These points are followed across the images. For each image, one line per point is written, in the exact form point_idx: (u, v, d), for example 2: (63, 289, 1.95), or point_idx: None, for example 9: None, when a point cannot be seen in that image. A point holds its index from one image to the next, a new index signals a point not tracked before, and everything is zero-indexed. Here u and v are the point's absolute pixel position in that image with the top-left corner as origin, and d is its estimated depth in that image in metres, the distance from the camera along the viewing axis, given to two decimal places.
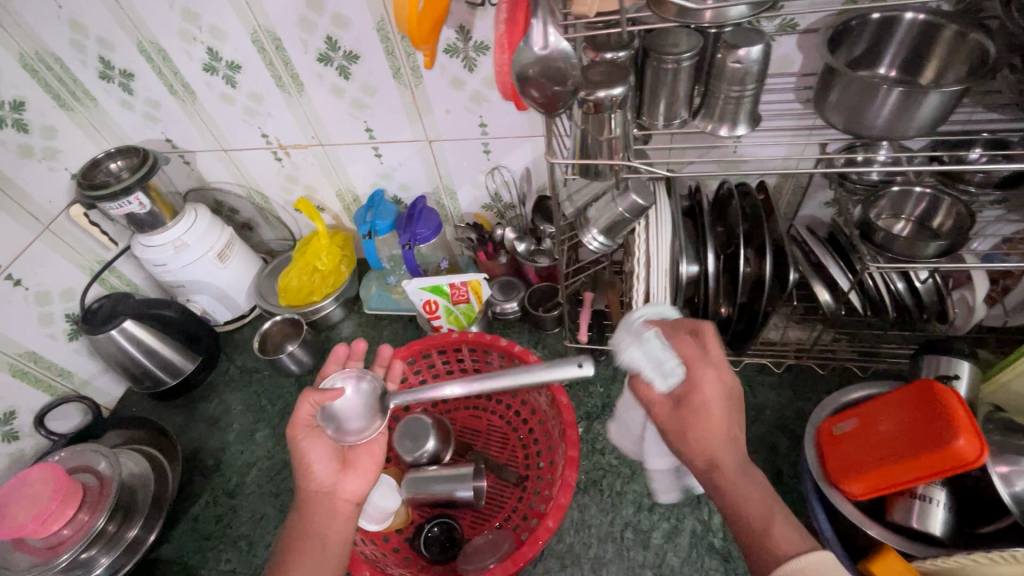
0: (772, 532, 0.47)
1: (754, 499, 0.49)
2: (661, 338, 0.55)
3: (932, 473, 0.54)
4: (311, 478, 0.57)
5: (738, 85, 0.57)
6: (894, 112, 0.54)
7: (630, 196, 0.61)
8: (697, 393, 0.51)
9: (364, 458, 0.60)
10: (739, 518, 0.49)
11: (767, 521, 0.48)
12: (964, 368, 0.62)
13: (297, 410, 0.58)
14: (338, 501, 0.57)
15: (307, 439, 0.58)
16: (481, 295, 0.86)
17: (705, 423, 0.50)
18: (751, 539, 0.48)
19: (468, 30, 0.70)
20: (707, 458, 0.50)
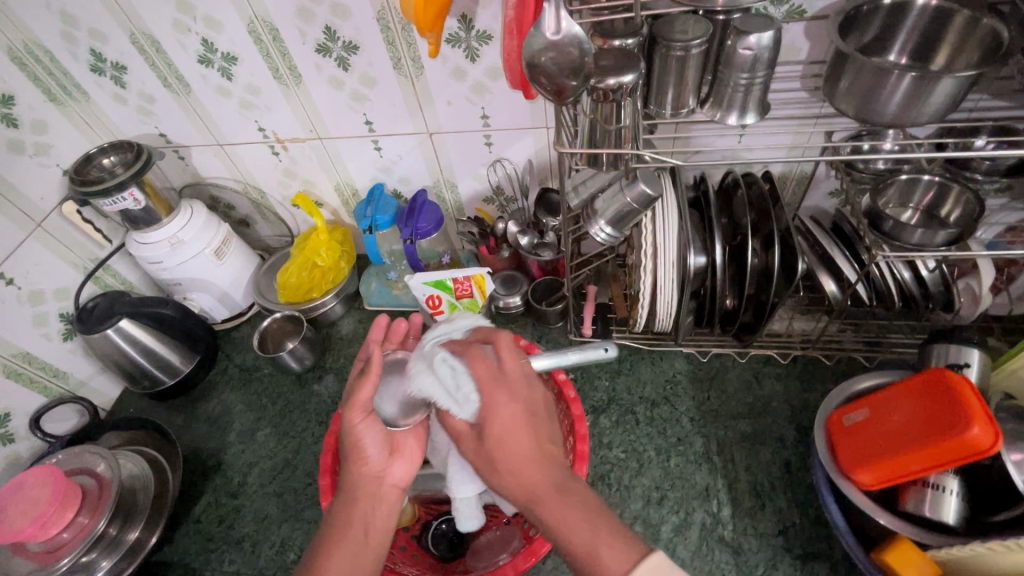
0: (600, 556, 0.43)
1: (574, 519, 0.46)
2: (451, 360, 0.55)
3: (944, 462, 0.54)
4: (361, 464, 0.56)
5: (748, 72, 0.56)
6: (905, 99, 0.53)
7: (639, 185, 0.60)
8: (496, 417, 0.51)
9: (410, 444, 0.60)
10: (564, 545, 0.45)
11: (591, 542, 0.44)
12: (974, 356, 0.62)
13: (357, 391, 0.56)
14: (386, 487, 0.57)
15: (363, 423, 0.56)
16: (484, 290, 0.86)
17: (507, 445, 0.50)
18: (581, 568, 0.43)
19: (470, 18, 0.69)
20: (523, 488, 0.48)
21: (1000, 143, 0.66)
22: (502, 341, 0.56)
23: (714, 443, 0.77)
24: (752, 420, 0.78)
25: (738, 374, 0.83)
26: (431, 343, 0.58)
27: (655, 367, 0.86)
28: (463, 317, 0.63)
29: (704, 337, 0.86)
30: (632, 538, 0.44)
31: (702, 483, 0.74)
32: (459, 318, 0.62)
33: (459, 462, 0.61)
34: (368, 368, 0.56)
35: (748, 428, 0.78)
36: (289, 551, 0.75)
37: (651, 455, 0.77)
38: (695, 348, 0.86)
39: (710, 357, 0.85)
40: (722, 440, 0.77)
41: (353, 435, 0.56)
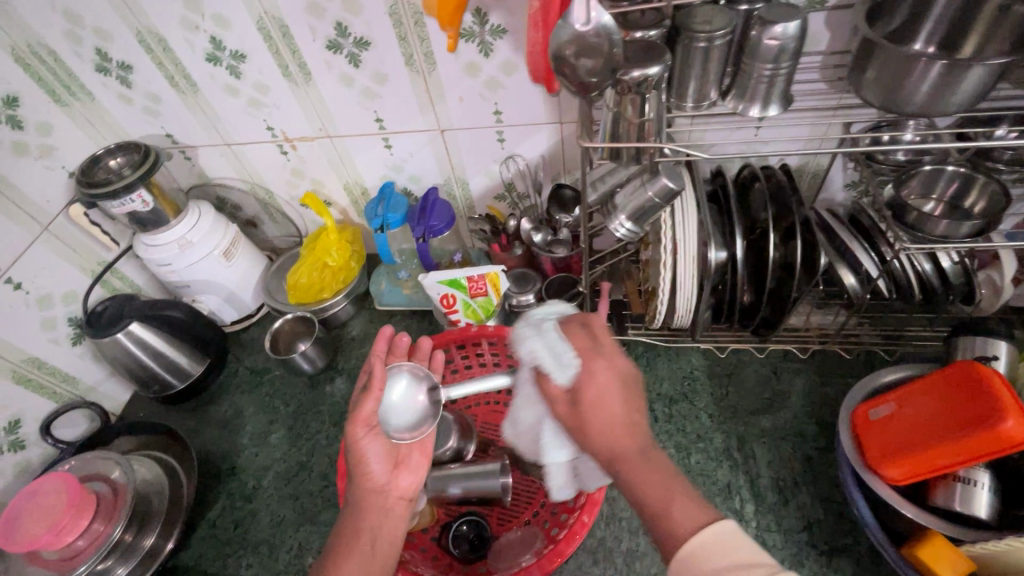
0: (672, 516, 0.43)
1: (648, 484, 0.45)
2: (556, 333, 0.55)
3: (976, 456, 0.54)
4: (365, 477, 0.55)
5: (773, 63, 0.55)
6: (934, 88, 0.52)
7: (661, 180, 0.60)
8: (588, 383, 0.49)
9: (415, 456, 0.60)
10: (642, 506, 0.44)
11: (665, 503, 0.43)
12: (1001, 349, 0.61)
13: (359, 405, 0.54)
14: (392, 498, 0.57)
15: (365, 438, 0.55)
16: (499, 288, 0.84)
17: (598, 409, 0.48)
18: (655, 527, 0.43)
19: (484, 12, 0.68)
20: (608, 450, 0.47)
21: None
22: (600, 322, 0.55)
23: (735, 439, 0.76)
24: (771, 415, 0.77)
25: (757, 369, 0.82)
26: (535, 318, 0.60)
27: (672, 364, 0.85)
28: (563, 304, 0.63)
29: (722, 332, 0.85)
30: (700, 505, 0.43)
31: (724, 479, 0.73)
32: (552, 304, 0.63)
33: (551, 428, 0.59)
34: (370, 382, 0.55)
35: (768, 424, 0.77)
36: (307, 554, 0.74)
37: (672, 452, 0.76)
38: (712, 343, 0.85)
39: (728, 352, 0.85)
40: (742, 436, 0.76)
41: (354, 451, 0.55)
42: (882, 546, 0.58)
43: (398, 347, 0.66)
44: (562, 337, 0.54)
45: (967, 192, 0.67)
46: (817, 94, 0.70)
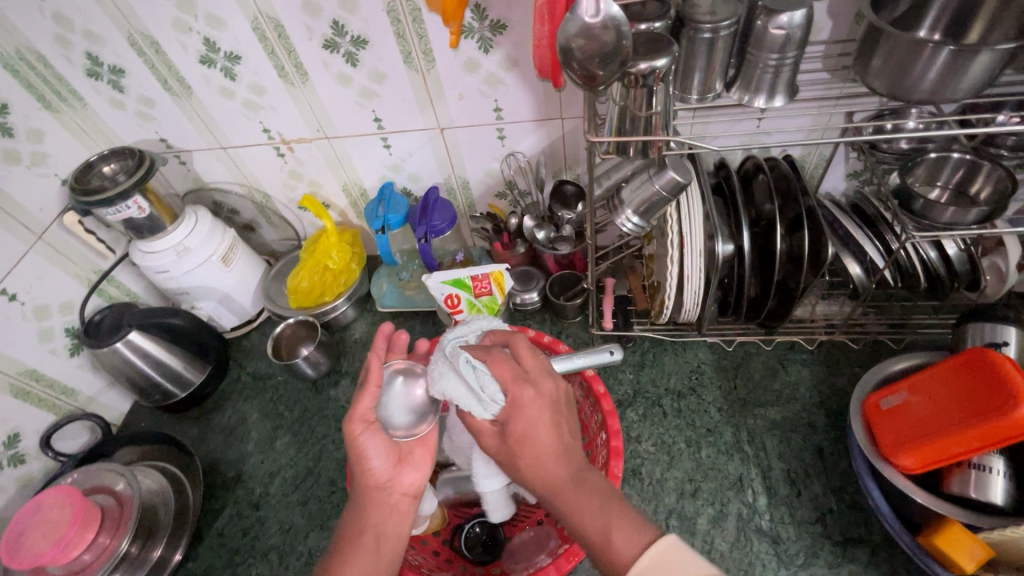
0: (616, 545, 0.44)
1: (586, 507, 0.47)
2: (474, 361, 0.53)
3: (989, 443, 0.54)
4: (367, 475, 0.55)
5: (779, 53, 0.54)
6: (941, 74, 0.52)
7: (668, 173, 0.59)
8: (518, 420, 0.51)
9: (418, 452, 0.58)
10: (583, 535, 0.46)
11: (604, 529, 0.45)
12: (1012, 334, 0.61)
13: (356, 401, 0.54)
14: (397, 495, 0.56)
15: (364, 435, 0.54)
16: (504, 286, 0.84)
17: (530, 440, 0.51)
18: (598, 553, 0.45)
19: (484, 8, 0.67)
20: (542, 480, 0.50)
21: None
22: (521, 343, 0.56)
23: (745, 433, 0.76)
24: (781, 407, 0.77)
25: (764, 361, 0.82)
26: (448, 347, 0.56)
27: (679, 358, 0.85)
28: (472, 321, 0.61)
29: (728, 325, 0.84)
30: (637, 523, 0.45)
31: (736, 472, 0.73)
32: (475, 321, 0.62)
33: (483, 459, 0.62)
34: (367, 378, 0.54)
35: (777, 415, 0.77)
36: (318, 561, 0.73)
37: (682, 447, 0.76)
38: (719, 337, 0.83)
39: (735, 345, 0.84)
40: (752, 429, 0.76)
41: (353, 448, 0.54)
42: (892, 528, 0.59)
43: (396, 345, 0.61)
44: (480, 369, 0.52)
45: (972, 179, 0.67)
46: (820, 85, 0.69)
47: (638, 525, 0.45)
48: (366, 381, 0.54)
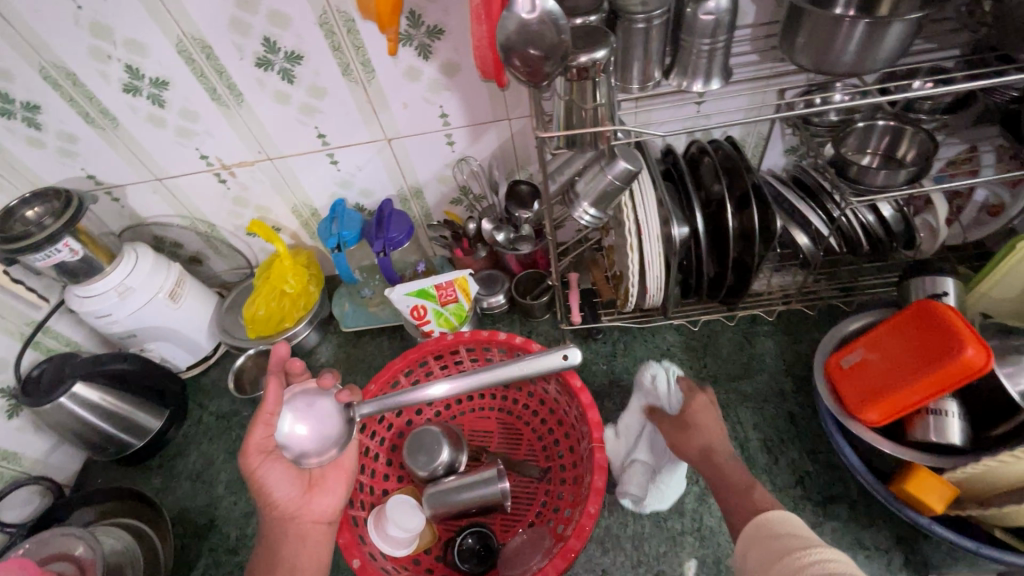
0: (753, 497, 0.54)
1: (734, 471, 0.58)
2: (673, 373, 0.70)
3: (943, 388, 0.57)
4: (273, 506, 0.57)
5: (710, 37, 0.56)
6: (861, 46, 0.55)
7: (619, 162, 0.60)
8: (697, 408, 0.64)
9: (328, 478, 0.62)
10: (724, 484, 0.57)
11: (744, 483, 0.56)
12: (949, 284, 0.65)
13: (250, 432, 0.56)
14: (308, 523, 0.59)
15: (264, 467, 0.56)
16: (469, 291, 0.83)
17: (703, 426, 0.63)
18: (731, 498, 0.56)
19: (418, 14, 0.66)
20: (699, 450, 0.61)
21: (939, 81, 0.69)
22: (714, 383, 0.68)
23: (719, 408, 0.78)
24: (748, 379, 0.80)
25: (729, 337, 0.85)
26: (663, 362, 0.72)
27: (649, 344, 0.86)
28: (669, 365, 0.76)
29: (691, 307, 0.86)
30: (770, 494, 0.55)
31: None
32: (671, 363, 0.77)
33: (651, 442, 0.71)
34: (261, 407, 0.56)
35: (748, 387, 0.79)
36: None
37: None
38: (684, 319, 0.86)
39: (700, 325, 0.87)
40: (726, 404, 0.78)
41: (254, 480, 0.56)
42: (872, 486, 0.60)
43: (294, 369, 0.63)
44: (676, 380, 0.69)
45: (899, 144, 0.71)
46: (751, 66, 0.72)
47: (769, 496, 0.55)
48: (260, 410, 0.56)
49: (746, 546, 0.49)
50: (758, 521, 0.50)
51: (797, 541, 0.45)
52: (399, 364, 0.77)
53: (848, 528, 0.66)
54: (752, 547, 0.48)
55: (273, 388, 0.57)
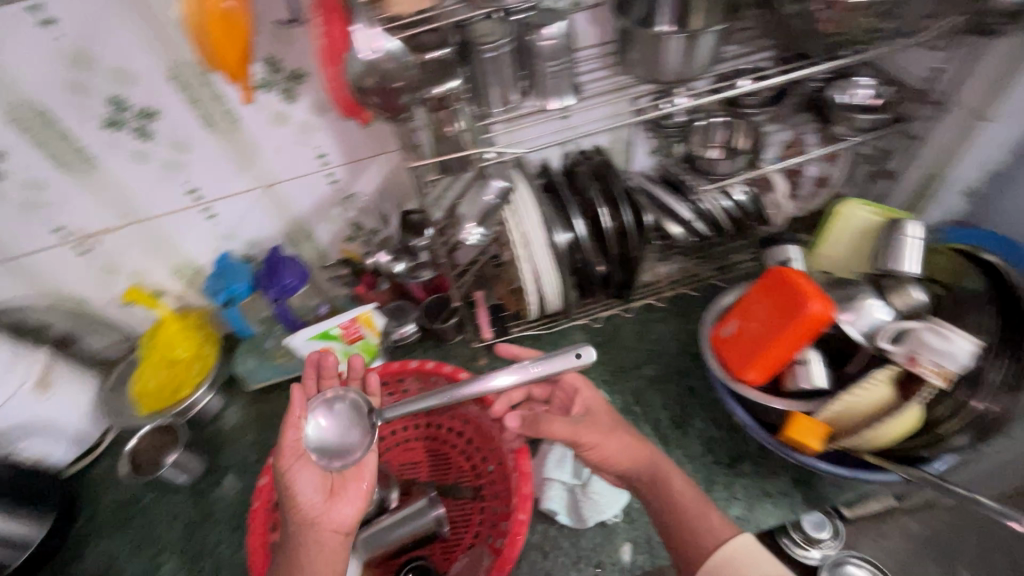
0: (709, 523, 0.55)
1: (686, 495, 0.58)
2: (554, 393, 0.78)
3: (802, 340, 0.65)
4: (296, 510, 0.55)
5: (555, 59, 0.62)
6: (682, 57, 0.63)
7: (492, 182, 0.66)
8: (595, 403, 0.66)
9: (348, 486, 0.59)
10: (674, 509, 0.57)
11: (698, 506, 0.57)
12: (794, 251, 0.75)
13: (282, 436, 0.58)
14: (325, 532, 0.55)
15: (294, 467, 0.57)
16: (375, 326, 0.83)
17: (608, 428, 0.62)
18: (689, 526, 0.55)
19: (277, 60, 0.66)
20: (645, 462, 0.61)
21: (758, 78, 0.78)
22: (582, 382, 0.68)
23: (631, 396, 0.83)
24: (652, 363, 0.86)
25: (630, 327, 0.91)
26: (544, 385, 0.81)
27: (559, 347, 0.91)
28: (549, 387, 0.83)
29: (591, 305, 0.91)
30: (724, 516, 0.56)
31: None
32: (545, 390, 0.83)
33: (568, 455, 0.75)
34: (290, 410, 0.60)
35: (652, 371, 0.85)
36: None
37: None
38: (586, 318, 0.91)
39: (603, 321, 0.92)
40: (636, 391, 0.83)
41: (279, 480, 0.56)
42: (763, 438, 0.67)
43: (325, 368, 0.69)
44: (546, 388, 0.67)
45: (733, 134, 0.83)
46: (604, 80, 0.79)
47: (724, 519, 0.56)
48: (287, 415, 0.59)
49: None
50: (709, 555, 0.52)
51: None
52: None
53: (754, 481, 0.73)
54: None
55: (298, 394, 0.61)
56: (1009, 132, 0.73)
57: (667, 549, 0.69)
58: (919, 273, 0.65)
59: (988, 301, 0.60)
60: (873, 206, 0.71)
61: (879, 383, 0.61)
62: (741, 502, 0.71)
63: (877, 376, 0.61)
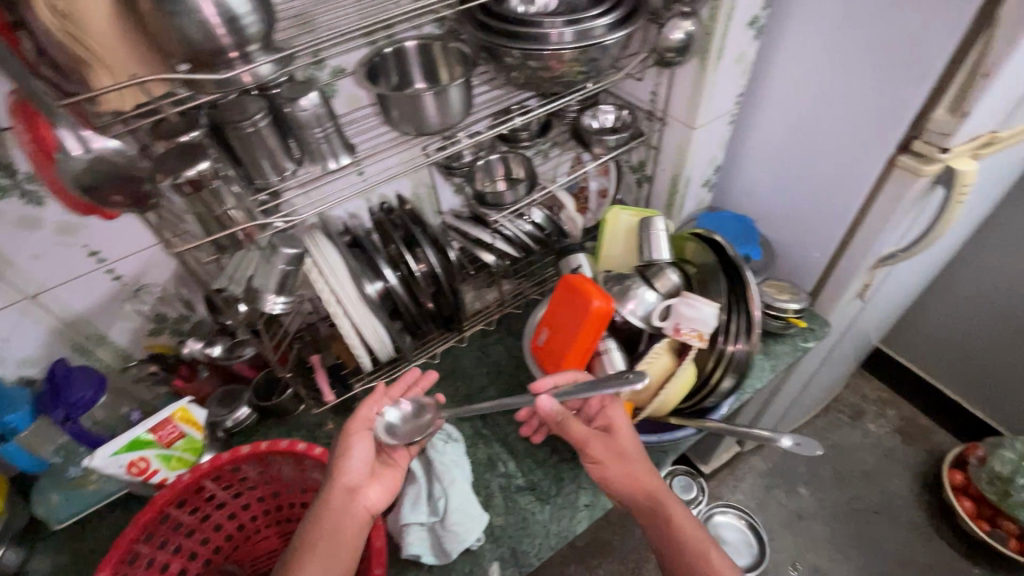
0: (712, 560, 0.60)
1: (691, 531, 0.63)
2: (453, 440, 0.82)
3: (597, 333, 0.74)
4: (344, 471, 0.66)
5: (318, 126, 0.65)
6: (438, 109, 0.70)
7: (282, 251, 0.66)
8: (620, 422, 0.68)
9: (386, 478, 0.70)
10: (678, 541, 0.62)
11: (702, 544, 0.62)
12: (580, 259, 0.86)
13: (358, 410, 0.69)
14: (359, 506, 0.65)
15: (357, 437, 0.68)
16: (195, 420, 0.77)
17: (621, 443, 0.67)
18: (691, 560, 0.61)
19: (10, 164, 0.61)
20: (648, 491, 0.64)
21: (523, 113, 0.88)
22: (612, 407, 0.69)
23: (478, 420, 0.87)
24: (493, 384, 0.92)
25: (468, 355, 0.97)
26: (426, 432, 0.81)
27: None
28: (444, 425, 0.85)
29: (431, 342, 0.94)
30: (727, 556, 0.61)
31: (483, 455, 0.83)
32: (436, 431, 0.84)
33: (421, 495, 0.75)
34: (371, 394, 0.72)
35: (495, 391, 0.91)
36: None
37: None
38: (426, 356, 0.93)
39: (443, 355, 0.96)
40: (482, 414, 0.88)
41: (343, 443, 0.68)
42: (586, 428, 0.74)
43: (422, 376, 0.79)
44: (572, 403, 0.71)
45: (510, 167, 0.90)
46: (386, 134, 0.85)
47: (726, 558, 0.61)
48: (371, 394, 0.71)
49: None
50: None
51: None
52: (131, 535, 0.66)
53: None
54: None
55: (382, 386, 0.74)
56: (718, 131, 0.91)
57: (530, 555, 0.73)
58: (670, 258, 0.78)
59: (721, 270, 0.74)
60: (632, 209, 0.84)
61: (661, 353, 0.72)
62: (588, 489, 0.78)
63: (659, 348, 0.73)
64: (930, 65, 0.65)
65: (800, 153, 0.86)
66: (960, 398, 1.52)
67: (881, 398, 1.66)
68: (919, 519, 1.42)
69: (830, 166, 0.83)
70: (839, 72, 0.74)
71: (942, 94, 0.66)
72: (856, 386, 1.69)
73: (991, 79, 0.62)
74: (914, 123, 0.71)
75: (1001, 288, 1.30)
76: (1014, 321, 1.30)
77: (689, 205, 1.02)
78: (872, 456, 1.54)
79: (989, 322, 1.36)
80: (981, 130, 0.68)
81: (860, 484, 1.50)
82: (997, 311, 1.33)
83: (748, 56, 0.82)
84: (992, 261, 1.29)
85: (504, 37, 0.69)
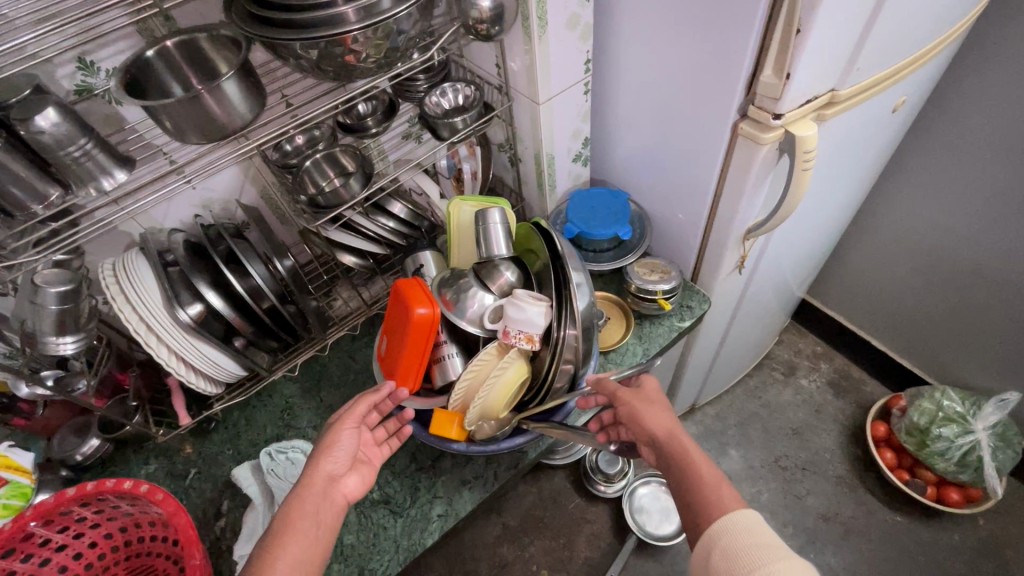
0: (720, 494, 0.53)
1: (703, 464, 0.56)
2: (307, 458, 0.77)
3: (427, 343, 0.68)
4: (327, 456, 0.61)
5: (70, 146, 0.57)
6: (221, 110, 0.61)
7: (49, 290, 0.60)
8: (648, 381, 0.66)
9: (367, 469, 0.64)
10: (690, 477, 0.56)
11: (716, 479, 0.55)
12: (427, 256, 0.83)
13: (355, 404, 0.65)
14: (335, 493, 0.59)
15: (343, 428, 0.63)
16: (19, 464, 0.73)
17: (646, 393, 0.65)
18: (699, 494, 0.54)
19: None
20: (665, 428, 0.60)
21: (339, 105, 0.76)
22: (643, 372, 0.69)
23: None
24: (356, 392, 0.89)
25: (336, 363, 0.94)
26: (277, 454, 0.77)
27: (268, 406, 0.89)
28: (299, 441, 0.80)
29: (293, 353, 0.89)
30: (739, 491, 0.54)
31: None
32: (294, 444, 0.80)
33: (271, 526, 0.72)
34: (365, 398, 0.66)
35: None
36: None
37: None
38: (285, 369, 0.87)
39: (309, 365, 0.94)
40: None
41: (333, 431, 0.63)
42: (425, 438, 0.71)
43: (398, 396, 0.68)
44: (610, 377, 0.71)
45: (342, 163, 0.82)
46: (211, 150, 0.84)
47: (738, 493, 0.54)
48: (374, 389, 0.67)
49: (711, 543, 0.51)
50: (713, 526, 0.51)
51: (764, 551, 0.48)
52: None
53: (454, 472, 0.78)
54: (716, 544, 0.50)
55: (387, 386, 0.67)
56: (572, 104, 0.84)
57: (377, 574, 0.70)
58: (508, 252, 0.73)
59: (550, 263, 0.70)
60: (474, 200, 0.80)
61: (489, 357, 0.68)
62: (443, 499, 0.75)
63: (487, 352, 0.68)
64: (749, 20, 0.58)
65: (654, 124, 0.80)
66: (888, 348, 1.50)
67: (814, 351, 1.64)
68: (845, 471, 1.43)
69: (681, 139, 0.77)
70: (675, 30, 0.67)
71: (766, 53, 0.60)
72: (790, 341, 1.67)
73: (805, 34, 0.55)
74: (749, 87, 0.64)
75: (915, 237, 1.26)
76: (930, 269, 1.27)
77: (562, 183, 0.95)
78: (803, 412, 1.54)
79: (907, 272, 1.32)
80: (815, 90, 0.62)
81: (790, 441, 1.49)
82: (913, 261, 1.29)
83: (584, 20, 0.74)
84: (904, 211, 1.24)
85: (271, 27, 0.59)
